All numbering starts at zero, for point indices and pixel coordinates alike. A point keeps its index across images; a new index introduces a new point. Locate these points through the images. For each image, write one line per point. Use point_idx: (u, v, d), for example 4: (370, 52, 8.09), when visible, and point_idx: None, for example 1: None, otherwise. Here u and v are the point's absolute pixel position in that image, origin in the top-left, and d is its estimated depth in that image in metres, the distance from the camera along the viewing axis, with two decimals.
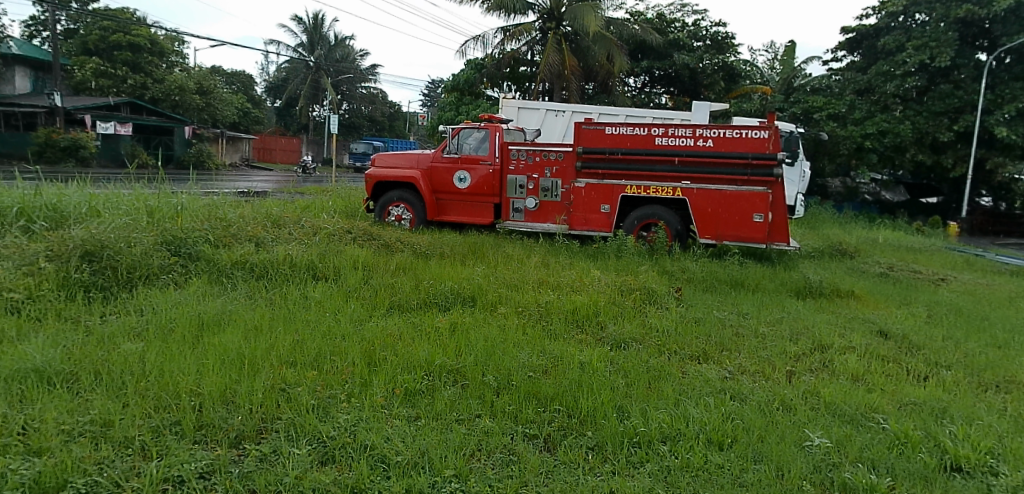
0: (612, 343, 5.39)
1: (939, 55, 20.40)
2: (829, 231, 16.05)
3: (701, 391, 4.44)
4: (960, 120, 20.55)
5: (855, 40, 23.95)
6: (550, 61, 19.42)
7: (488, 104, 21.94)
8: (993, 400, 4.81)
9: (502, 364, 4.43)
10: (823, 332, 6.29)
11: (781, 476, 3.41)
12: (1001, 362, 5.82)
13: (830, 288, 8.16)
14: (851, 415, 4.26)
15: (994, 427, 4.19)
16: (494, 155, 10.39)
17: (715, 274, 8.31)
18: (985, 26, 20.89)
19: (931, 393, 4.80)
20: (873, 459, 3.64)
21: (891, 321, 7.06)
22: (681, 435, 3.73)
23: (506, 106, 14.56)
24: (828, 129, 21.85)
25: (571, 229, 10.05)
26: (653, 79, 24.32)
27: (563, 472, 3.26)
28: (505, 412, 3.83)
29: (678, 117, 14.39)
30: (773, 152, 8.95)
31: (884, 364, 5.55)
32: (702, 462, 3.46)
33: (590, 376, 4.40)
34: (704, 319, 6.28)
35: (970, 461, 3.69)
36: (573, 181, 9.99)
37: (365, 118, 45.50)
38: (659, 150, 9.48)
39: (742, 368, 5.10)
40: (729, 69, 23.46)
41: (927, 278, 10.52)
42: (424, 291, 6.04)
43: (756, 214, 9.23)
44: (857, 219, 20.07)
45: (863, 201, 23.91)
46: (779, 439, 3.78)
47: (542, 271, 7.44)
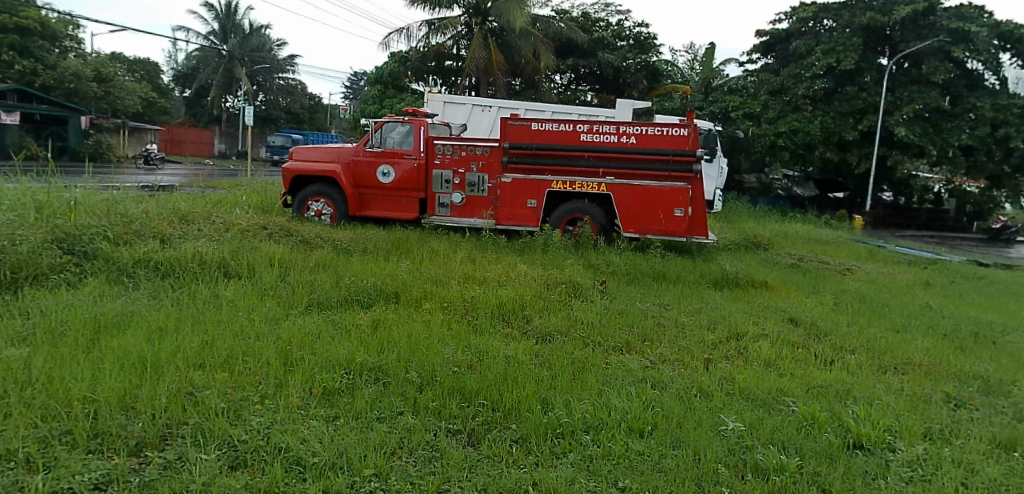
0: (537, 335, 5.42)
1: (845, 58, 21.69)
2: (745, 225, 16.71)
3: (624, 380, 4.53)
4: (864, 121, 21.93)
5: (769, 43, 25.23)
6: (476, 56, 19.30)
7: (412, 98, 21.62)
8: (891, 381, 5.13)
9: (426, 361, 4.36)
10: (738, 320, 6.55)
11: (697, 459, 3.51)
12: (898, 345, 6.22)
13: (745, 278, 8.50)
14: (762, 399, 4.44)
15: (892, 406, 4.46)
16: (419, 149, 10.25)
17: (638, 266, 8.48)
18: (886, 32, 22.54)
19: (836, 376, 5.06)
20: (783, 440, 3.80)
21: (801, 310, 7.41)
22: (603, 424, 3.79)
23: (432, 101, 14.37)
24: (744, 127, 22.81)
25: (497, 224, 10.04)
26: (579, 77, 24.59)
27: (486, 466, 3.23)
28: (428, 408, 3.77)
29: (603, 114, 14.64)
30: (692, 149, 9.27)
31: (794, 349, 5.83)
32: (623, 450, 3.51)
33: (515, 369, 4.40)
34: (627, 310, 6.41)
35: (871, 439, 3.89)
36: (499, 176, 9.98)
37: (282, 110, 43.88)
38: (584, 146, 9.60)
39: (663, 357, 5.23)
40: (652, 69, 24.14)
41: (835, 268, 11.11)
42: (345, 288, 5.88)
43: (676, 208, 9.53)
44: (771, 214, 20.96)
45: (777, 196, 25.00)
46: (697, 424, 3.90)
47: (468, 265, 7.40)
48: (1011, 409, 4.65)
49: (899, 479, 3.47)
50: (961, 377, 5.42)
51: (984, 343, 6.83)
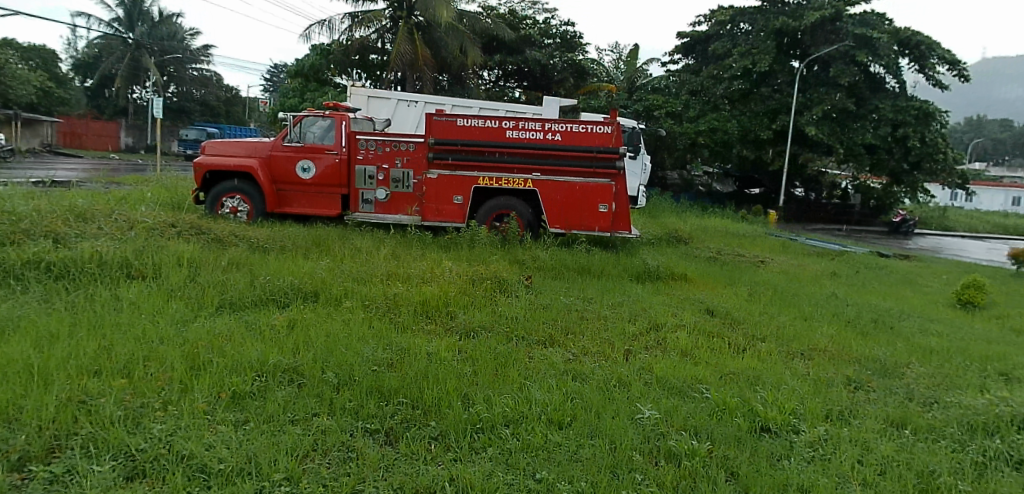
0: (461, 331, 5.39)
1: (760, 61, 22.79)
2: (667, 219, 17.21)
3: (546, 374, 4.57)
4: (778, 120, 23.02)
5: (689, 45, 26.44)
6: (402, 51, 18.85)
7: (335, 91, 21.12)
8: (797, 366, 5.39)
9: (344, 360, 4.27)
10: (658, 312, 6.72)
11: (614, 447, 3.59)
12: (805, 333, 6.55)
13: (666, 271, 8.75)
14: (678, 387, 4.58)
15: (797, 390, 4.69)
16: (341, 145, 10.00)
17: (563, 261, 8.58)
18: (798, 36, 23.79)
19: (747, 363, 5.28)
20: (696, 426, 3.93)
21: (717, 301, 7.68)
22: (523, 418, 3.81)
23: (355, 95, 14.07)
24: (666, 125, 23.50)
25: (423, 220, 9.93)
26: (507, 73, 24.60)
27: (403, 465, 3.19)
28: (344, 408, 3.68)
29: (529, 110, 14.71)
30: (616, 146, 9.49)
31: (709, 338, 6.05)
32: (543, 441, 3.55)
33: (437, 367, 4.36)
34: (551, 304, 6.47)
35: (777, 422, 4.08)
36: (424, 172, 9.86)
37: (196, 103, 41.93)
38: (510, 142, 9.61)
39: (585, 349, 5.32)
40: (578, 67, 24.44)
41: (750, 261, 11.59)
42: (259, 287, 5.67)
43: (601, 204, 9.73)
44: (692, 209, 21.67)
45: (697, 192, 25.86)
46: (614, 414, 3.99)
47: (391, 262, 7.28)
48: (904, 390, 4.97)
49: (802, 459, 3.65)
50: (860, 361, 5.76)
51: (882, 328, 7.30)
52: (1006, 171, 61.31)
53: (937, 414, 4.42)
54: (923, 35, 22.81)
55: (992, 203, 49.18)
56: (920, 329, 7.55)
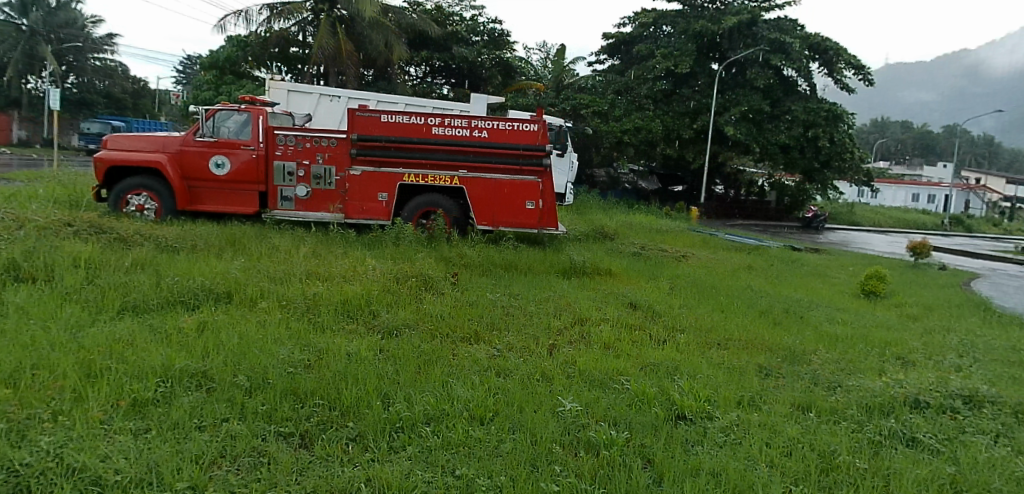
0: (384, 330, 5.26)
1: (681, 62, 23.80)
2: (594, 216, 17.46)
3: (469, 370, 4.53)
4: (699, 120, 24.13)
5: (615, 46, 27.21)
6: (323, 44, 18.29)
7: (253, 85, 20.36)
8: (714, 356, 5.58)
9: (257, 362, 4.11)
10: (582, 306, 6.82)
11: (535, 441, 3.60)
12: (723, 324, 6.79)
13: (591, 267, 8.88)
14: (600, 380, 4.65)
15: (711, 379, 4.85)
16: (258, 140, 9.63)
17: (490, 258, 8.56)
18: (716, 40, 24.94)
19: (667, 355, 5.42)
20: (615, 417, 4.00)
21: (640, 295, 7.86)
22: (444, 415, 3.77)
23: (274, 89, 13.60)
24: (593, 124, 23.88)
25: (346, 218, 9.69)
26: (434, 69, 24.27)
27: (318, 468, 3.10)
28: (256, 412, 3.54)
29: (456, 107, 14.59)
30: (542, 144, 9.58)
31: (632, 331, 6.19)
32: (464, 438, 3.52)
33: (356, 366, 4.25)
34: (476, 301, 6.43)
35: (693, 409, 4.21)
36: (347, 169, 9.62)
37: (99, 94, 39.40)
38: (436, 140, 9.52)
39: (510, 345, 5.32)
40: (506, 66, 24.39)
41: (672, 256, 11.91)
42: (166, 289, 5.39)
43: (528, 202, 9.80)
44: (618, 206, 22.10)
45: (623, 189, 26.39)
46: (535, 408, 4.01)
47: (311, 261, 7.06)
48: (810, 375, 5.22)
49: (714, 444, 3.77)
50: (771, 349, 6.02)
51: (793, 318, 7.66)
52: (906, 169, 65.79)
53: (840, 398, 4.66)
54: (832, 41, 24.22)
55: (894, 199, 52.68)
56: (828, 317, 7.98)
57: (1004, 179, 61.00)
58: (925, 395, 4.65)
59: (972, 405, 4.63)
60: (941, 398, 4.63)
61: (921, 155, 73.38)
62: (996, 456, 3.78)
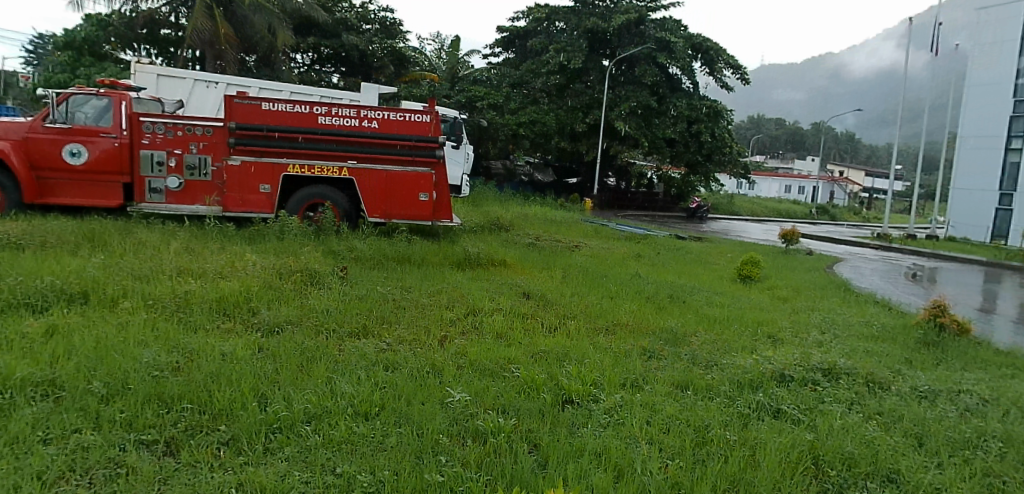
0: (265, 327, 5.00)
1: (573, 58, 24.37)
2: (489, 208, 17.48)
3: (356, 366, 4.39)
4: (591, 114, 24.64)
5: (508, 40, 27.43)
6: (198, 27, 17.16)
7: (117, 68, 18.76)
8: (602, 341, 5.73)
9: (117, 368, 3.78)
10: (475, 297, 6.81)
11: (422, 433, 3.55)
12: (612, 310, 7.00)
13: (485, 258, 8.88)
14: (491, 369, 4.65)
15: (598, 363, 4.97)
16: (121, 128, 8.89)
17: (381, 251, 8.34)
18: (607, 38, 25.73)
19: (557, 341, 5.50)
20: (504, 404, 4.02)
21: (533, 284, 7.96)
22: (326, 413, 3.63)
23: (140, 72, 12.60)
24: (488, 116, 23.96)
25: (224, 211, 9.13)
26: (322, 57, 23.45)
27: (185, 475, 2.90)
28: (113, 421, 3.25)
29: (345, 96, 14.11)
30: (435, 135, 9.52)
31: (524, 320, 6.25)
32: (347, 435, 3.41)
33: (231, 366, 4.01)
34: (366, 295, 6.25)
35: (579, 393, 4.31)
36: (225, 159, 9.06)
37: None
38: (323, 129, 9.19)
39: (401, 338, 5.19)
40: (399, 55, 24.08)
41: (566, 246, 12.12)
42: (8, 291, 4.86)
43: (421, 193, 9.68)
44: (514, 198, 22.28)
45: (519, 181, 26.66)
46: (422, 400, 3.95)
47: (183, 258, 6.60)
48: (689, 355, 5.49)
49: (598, 425, 3.87)
50: (655, 332, 6.27)
51: (676, 302, 8.05)
52: (779, 164, 70.83)
53: (715, 375, 4.91)
54: (712, 42, 25.54)
55: (769, 191, 56.70)
56: (707, 301, 8.43)
57: (861, 172, 67.13)
58: (790, 369, 5.01)
59: (830, 377, 5.04)
60: (803, 371, 5.01)
61: (793, 149, 79.26)
62: (849, 422, 4.13)
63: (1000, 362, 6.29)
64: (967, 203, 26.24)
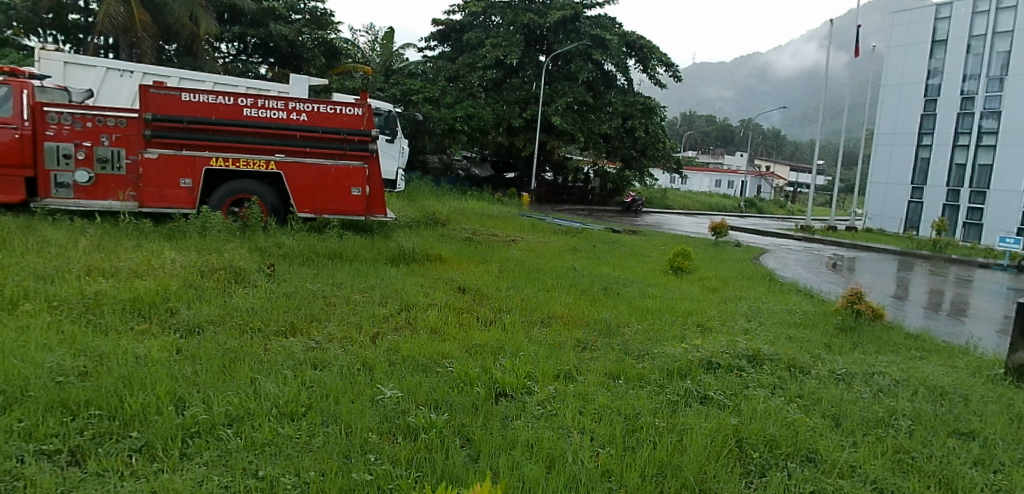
0: (184, 328, 4.78)
1: (509, 52, 24.40)
2: (425, 202, 17.31)
3: (282, 365, 4.25)
4: (527, 110, 24.72)
5: (444, 33, 27.29)
6: (111, 12, 16.25)
7: (21, 54, 17.55)
8: (537, 334, 5.74)
9: (15, 374, 3.53)
10: (409, 292, 6.70)
11: (350, 432, 3.46)
12: (548, 303, 7.04)
13: (420, 253, 8.77)
14: (424, 364, 4.59)
15: (533, 356, 4.98)
16: (22, 118, 8.30)
17: (311, 247, 8.12)
18: (542, 33, 25.88)
19: (492, 335, 5.48)
20: (436, 400, 3.97)
21: (468, 279, 7.91)
22: (249, 415, 3.49)
23: (46, 60, 11.83)
24: (423, 110, 23.72)
25: (141, 207, 8.68)
26: (248, 47, 22.70)
27: (92, 486, 2.74)
28: (11, 432, 3.04)
29: (273, 87, 13.67)
30: (367, 129, 9.34)
31: (460, 315, 6.20)
32: (270, 436, 3.29)
33: (145, 370, 3.81)
34: (294, 292, 6.06)
35: (512, 386, 4.31)
36: (141, 152, 8.61)
37: None
38: (248, 122, 8.88)
39: (330, 335, 5.05)
40: (330, 46, 23.60)
41: (502, 240, 12.11)
42: None
43: (353, 188, 9.49)
44: (451, 192, 22.14)
45: (457, 176, 26.52)
46: (352, 398, 3.85)
47: (95, 256, 6.24)
48: (622, 345, 5.57)
49: (531, 417, 3.88)
50: (589, 324, 6.34)
51: (611, 294, 8.17)
52: (709, 159, 73.10)
53: (646, 365, 5.00)
54: (645, 40, 26.05)
55: (700, 185, 58.47)
56: (640, 292, 8.58)
57: (786, 167, 70.05)
58: (716, 356, 5.15)
59: (755, 363, 5.21)
60: (730, 358, 5.16)
61: (722, 145, 81.86)
62: (772, 405, 4.27)
63: (911, 345, 6.66)
64: (882, 196, 27.66)
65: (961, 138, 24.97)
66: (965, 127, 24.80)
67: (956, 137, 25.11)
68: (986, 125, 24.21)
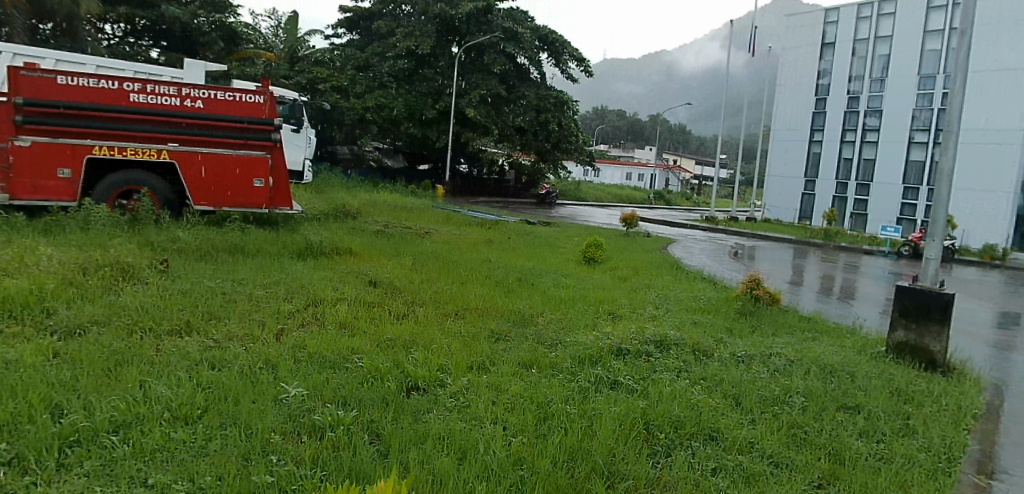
0: (63, 330, 4.40)
1: (421, 43, 24.09)
2: (335, 195, 16.81)
3: (176, 366, 3.99)
4: (440, 101, 24.50)
5: (353, 20, 26.70)
6: None
7: None
8: (451, 326, 5.68)
9: None
10: (316, 287, 6.46)
11: (251, 433, 3.29)
12: (462, 295, 6.98)
13: (329, 247, 8.49)
14: (332, 361, 4.44)
15: (446, 348, 4.92)
16: None
17: (210, 242, 7.70)
18: (455, 24, 25.72)
19: (404, 328, 5.39)
20: (345, 396, 3.84)
21: (380, 272, 7.73)
22: (139, 419, 3.26)
23: None
24: (332, 99, 23.04)
25: (13, 199, 7.92)
26: (137, 28, 21.25)
27: None
28: None
29: (165, 72, 12.87)
30: (270, 118, 8.98)
31: (370, 309, 6.04)
32: (162, 442, 3.08)
33: (13, 377, 3.47)
34: (191, 289, 5.71)
35: (425, 379, 4.23)
36: (12, 139, 7.86)
37: None
38: (136, 108, 8.32)
39: (230, 334, 4.79)
40: (229, 31, 22.47)
41: (416, 233, 11.93)
42: None
43: (255, 179, 9.08)
44: (362, 184, 21.60)
45: (368, 167, 25.94)
46: (253, 398, 3.66)
47: None
48: (535, 335, 5.59)
49: (444, 409, 3.82)
50: (504, 315, 6.34)
51: (525, 285, 8.21)
52: (621, 152, 74.97)
53: (559, 353, 5.04)
54: (558, 34, 26.41)
55: (612, 177, 59.90)
56: (554, 282, 8.68)
57: (693, 160, 72.90)
58: (626, 343, 5.28)
59: (662, 348, 5.37)
60: (638, 344, 5.29)
61: (633, 139, 84.12)
62: (677, 388, 4.41)
63: (805, 327, 7.08)
64: (779, 188, 29.28)
65: (848, 134, 26.75)
66: (851, 124, 26.62)
67: (843, 133, 26.89)
68: (870, 123, 26.04)
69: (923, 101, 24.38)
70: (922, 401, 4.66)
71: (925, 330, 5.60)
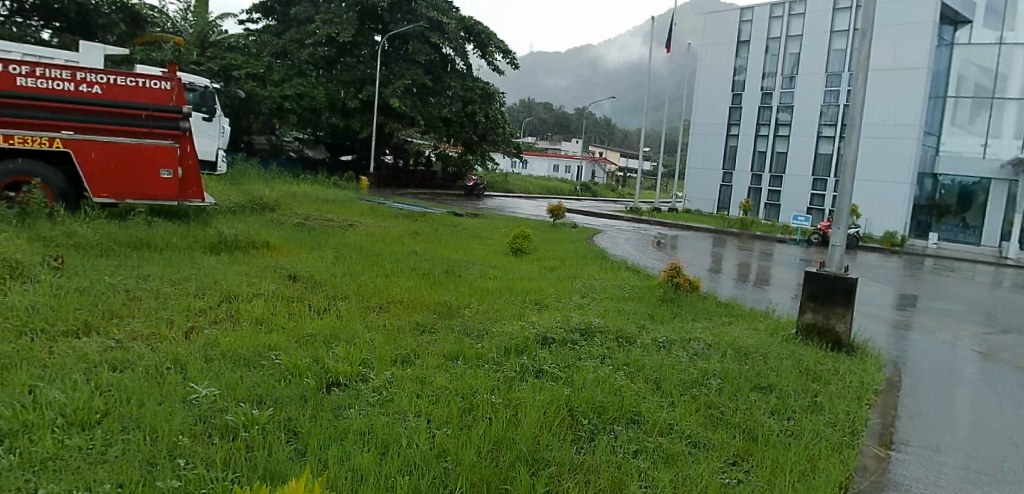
0: None
1: (342, 31, 23.47)
2: (251, 186, 16.14)
3: (71, 369, 3.72)
4: (363, 91, 23.91)
5: (269, 6, 25.75)
6: None
7: None
8: (375, 320, 5.55)
9: None
10: (231, 283, 6.18)
11: (156, 437, 3.09)
12: (386, 288, 6.84)
13: (245, 240, 8.14)
14: (247, 358, 4.25)
15: (369, 342, 4.81)
16: None
17: (112, 236, 7.24)
18: (378, 13, 25.18)
19: (325, 323, 5.23)
20: (260, 395, 3.68)
21: (300, 266, 7.47)
22: (27, 428, 3.02)
23: None
24: (247, 87, 22.13)
25: None
26: (27, 7, 19.70)
27: None
28: None
29: (59, 54, 11.97)
30: (177, 105, 8.56)
31: (289, 304, 5.82)
32: (55, 450, 2.86)
33: None
34: (90, 287, 5.35)
35: (346, 375, 4.12)
36: None
37: None
38: (24, 93, 7.73)
39: (134, 333, 4.51)
40: (132, 13, 21.18)
41: (338, 225, 11.61)
42: None
43: (163, 170, 8.60)
44: (281, 176, 20.85)
45: (288, 157, 25.08)
46: (159, 400, 3.45)
47: None
48: (462, 327, 5.54)
49: (365, 404, 3.72)
50: (430, 307, 6.24)
51: (452, 276, 8.13)
52: (547, 144, 75.53)
53: (484, 344, 5.01)
54: (483, 25, 26.27)
55: (539, 169, 60.21)
56: (480, 273, 8.64)
57: (617, 153, 74.29)
58: (552, 332, 5.31)
59: (586, 336, 5.43)
60: (564, 333, 5.33)
61: (559, 131, 84.90)
62: (600, 375, 4.46)
63: (722, 312, 7.34)
64: (699, 180, 30.25)
65: (761, 129, 27.92)
66: (765, 119, 27.80)
67: (758, 127, 28.04)
68: (782, 117, 27.27)
69: (830, 97, 25.72)
70: (828, 379, 4.91)
71: (831, 311, 5.89)
